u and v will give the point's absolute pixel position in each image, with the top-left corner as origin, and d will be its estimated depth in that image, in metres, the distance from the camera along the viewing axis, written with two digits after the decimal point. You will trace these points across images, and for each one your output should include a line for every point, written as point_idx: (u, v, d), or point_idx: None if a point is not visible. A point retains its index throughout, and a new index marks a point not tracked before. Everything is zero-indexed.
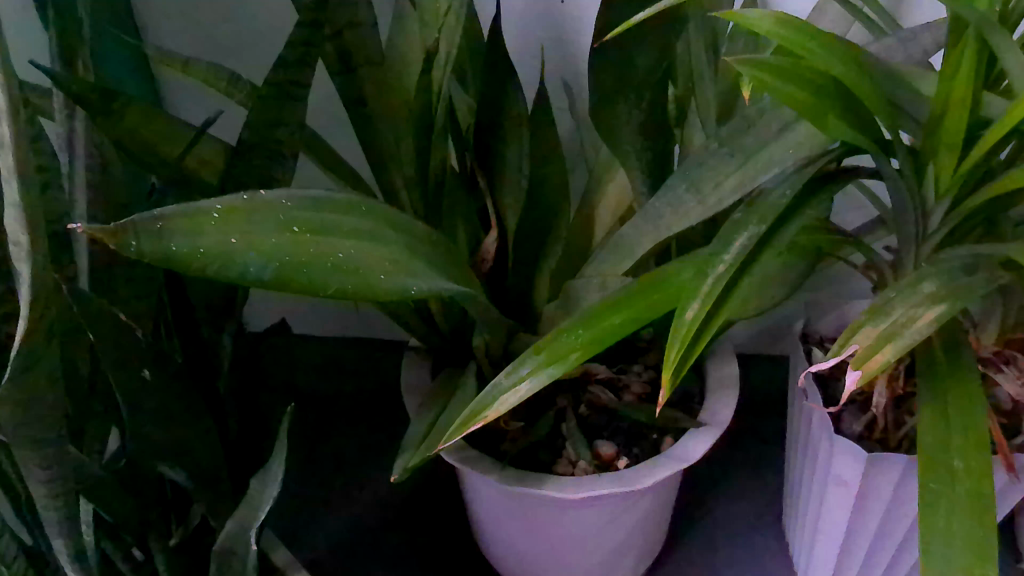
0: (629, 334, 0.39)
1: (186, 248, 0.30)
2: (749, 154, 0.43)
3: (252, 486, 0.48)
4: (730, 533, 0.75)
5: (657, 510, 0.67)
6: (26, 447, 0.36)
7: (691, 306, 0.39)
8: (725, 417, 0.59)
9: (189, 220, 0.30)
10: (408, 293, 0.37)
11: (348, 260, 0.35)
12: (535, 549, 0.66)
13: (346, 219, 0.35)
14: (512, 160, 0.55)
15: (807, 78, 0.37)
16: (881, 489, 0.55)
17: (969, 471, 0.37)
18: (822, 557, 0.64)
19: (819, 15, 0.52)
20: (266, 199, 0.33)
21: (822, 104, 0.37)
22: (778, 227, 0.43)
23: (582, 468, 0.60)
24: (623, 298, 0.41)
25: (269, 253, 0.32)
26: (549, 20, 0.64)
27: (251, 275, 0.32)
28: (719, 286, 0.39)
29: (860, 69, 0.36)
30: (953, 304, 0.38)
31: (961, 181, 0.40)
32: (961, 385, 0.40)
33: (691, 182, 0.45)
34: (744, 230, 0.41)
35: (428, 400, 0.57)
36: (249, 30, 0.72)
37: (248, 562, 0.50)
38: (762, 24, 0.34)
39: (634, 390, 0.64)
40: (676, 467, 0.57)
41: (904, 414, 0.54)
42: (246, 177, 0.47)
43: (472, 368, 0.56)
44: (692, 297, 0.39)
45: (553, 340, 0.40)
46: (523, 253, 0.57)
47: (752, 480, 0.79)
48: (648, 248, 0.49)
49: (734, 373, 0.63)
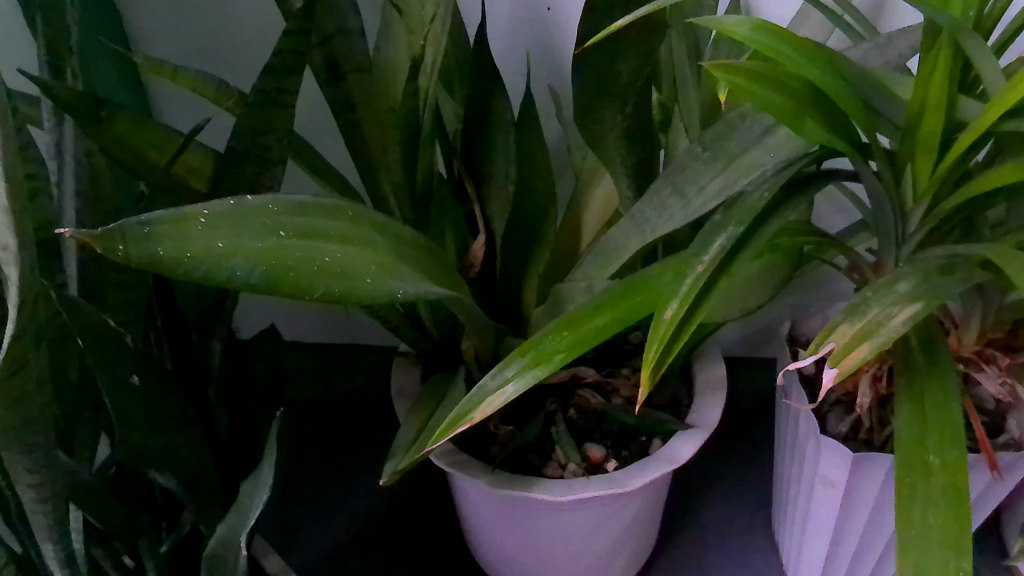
0: (613, 336, 0.39)
1: (172, 253, 0.30)
2: (732, 157, 0.44)
3: (241, 492, 0.49)
4: (720, 535, 0.75)
5: (646, 513, 0.67)
6: (15, 451, 0.36)
7: (670, 306, 0.39)
8: (714, 418, 0.60)
9: (175, 225, 0.30)
10: (396, 297, 0.37)
11: (336, 264, 0.35)
12: (525, 553, 0.66)
13: (332, 224, 0.35)
14: (499, 165, 0.56)
15: (783, 82, 0.38)
16: (866, 488, 0.55)
17: (946, 467, 0.37)
18: (811, 555, 0.65)
19: (801, 22, 0.53)
20: (252, 203, 0.33)
21: (799, 106, 0.38)
22: (757, 227, 0.43)
23: (571, 472, 0.61)
24: (607, 300, 0.41)
25: (255, 257, 0.32)
26: (535, 27, 0.65)
27: (238, 280, 0.32)
28: (698, 286, 0.39)
29: (835, 74, 0.36)
30: (929, 302, 0.39)
31: (938, 184, 0.41)
32: (937, 381, 0.41)
33: (675, 186, 0.46)
34: (725, 231, 0.42)
35: (416, 404, 0.58)
36: (236, 39, 0.73)
37: (237, 567, 0.50)
38: (740, 29, 0.35)
39: (623, 393, 0.65)
40: (664, 468, 0.57)
41: (888, 414, 0.55)
42: (235, 185, 0.48)
43: (460, 372, 0.57)
44: (672, 297, 0.40)
45: (538, 342, 0.41)
46: (511, 257, 0.58)
47: (742, 481, 0.79)
48: (635, 251, 0.49)
49: (721, 375, 0.64)
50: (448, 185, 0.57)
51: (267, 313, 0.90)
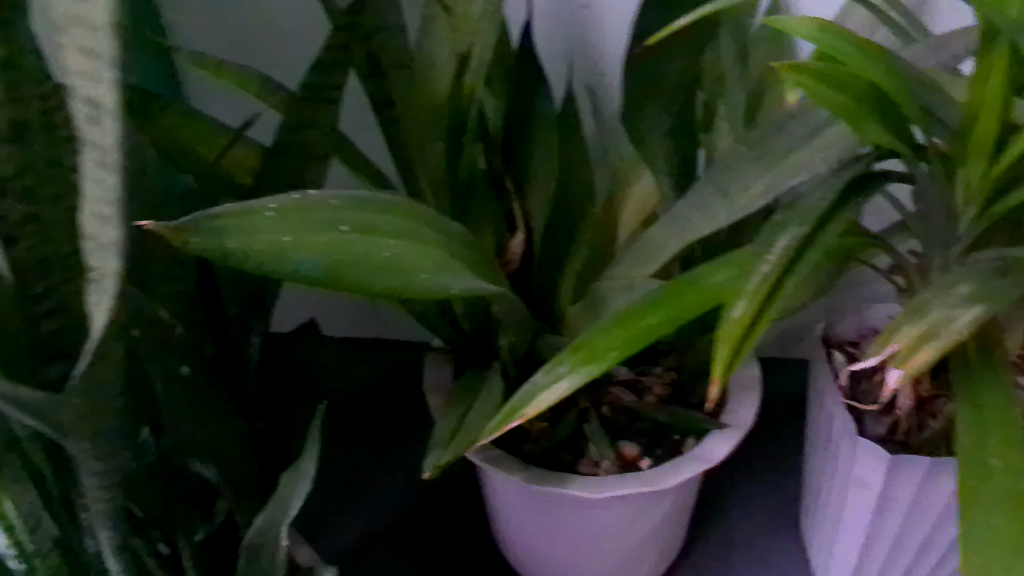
0: (665, 335, 0.39)
1: (240, 246, 0.30)
2: (778, 156, 0.44)
3: (282, 483, 0.50)
4: (748, 535, 0.75)
5: (676, 512, 0.67)
6: (82, 438, 0.37)
7: (737, 306, 0.39)
8: (749, 418, 0.60)
9: (243, 219, 0.31)
10: (448, 293, 0.38)
11: (392, 260, 0.35)
12: (555, 550, 0.67)
13: (391, 219, 0.35)
14: (539, 164, 0.57)
15: (843, 82, 0.38)
16: (903, 490, 0.55)
17: (1007, 470, 0.37)
18: (842, 557, 0.65)
19: (847, 20, 0.53)
20: (315, 198, 0.33)
21: (857, 106, 0.38)
22: (823, 225, 0.42)
23: (605, 469, 0.61)
24: (658, 298, 0.41)
25: (318, 252, 0.32)
26: (575, 25, 0.65)
27: (300, 273, 0.32)
28: (767, 286, 0.39)
29: (898, 78, 0.36)
30: (989, 306, 0.38)
31: (992, 186, 0.41)
32: (999, 391, 0.41)
33: (718, 187, 0.46)
34: (786, 231, 0.42)
35: (452, 399, 0.58)
36: (285, 33, 0.73)
37: (277, 558, 0.51)
38: (799, 30, 0.35)
39: (655, 392, 0.66)
40: (699, 467, 0.58)
41: (927, 416, 0.55)
42: (280, 179, 0.48)
43: (497, 368, 0.57)
44: (739, 296, 0.40)
45: (589, 339, 0.41)
46: (549, 255, 0.58)
47: (770, 481, 0.79)
48: (677, 251, 0.49)
49: (754, 376, 0.64)
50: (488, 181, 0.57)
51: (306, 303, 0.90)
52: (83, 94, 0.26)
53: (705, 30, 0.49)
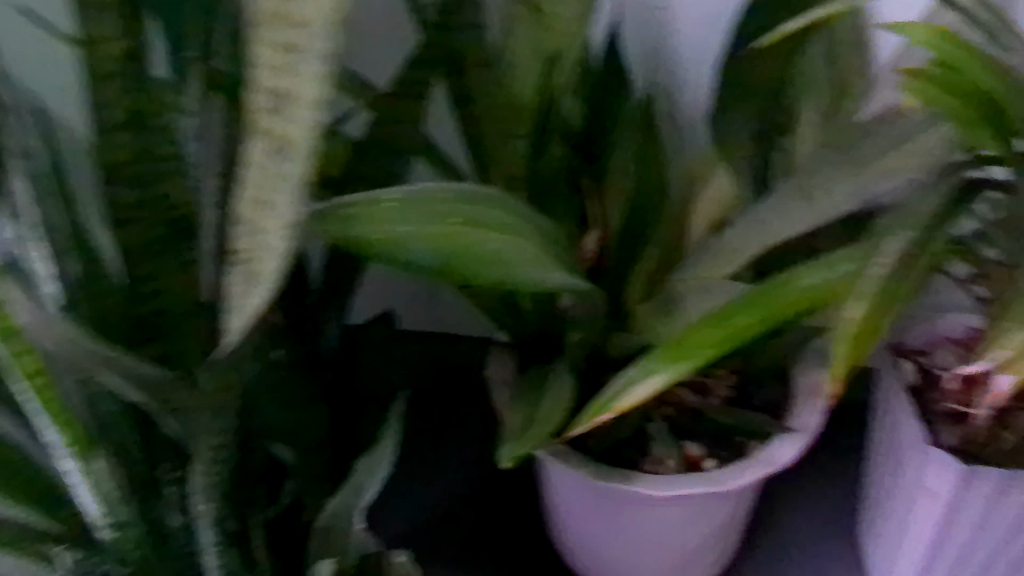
0: (758, 334, 0.41)
1: (363, 236, 0.34)
2: (866, 161, 0.46)
3: (359, 468, 0.51)
4: (805, 543, 0.75)
5: (736, 516, 0.67)
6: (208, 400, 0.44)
7: (849, 307, 0.40)
8: (814, 423, 0.60)
9: (365, 211, 0.34)
10: (546, 285, 0.39)
11: (493, 252, 0.37)
12: (613, 547, 0.67)
13: (496, 212, 0.37)
14: (618, 164, 0.58)
15: (960, 90, 0.42)
16: (975, 502, 0.55)
17: None
18: (906, 568, 0.64)
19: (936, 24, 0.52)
20: (427, 191, 0.35)
21: (969, 112, 0.42)
22: (941, 223, 0.41)
23: (668, 468, 0.62)
24: (752, 298, 0.42)
25: (429, 243, 0.35)
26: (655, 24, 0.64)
27: (415, 260, 0.36)
28: (879, 286, 0.39)
29: (1012, 86, 0.42)
30: None
31: None
32: None
33: (803, 188, 0.48)
34: (898, 233, 0.41)
35: (519, 393, 0.59)
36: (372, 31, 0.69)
37: (348, 545, 0.52)
38: (919, 36, 0.41)
39: (719, 394, 0.66)
40: (764, 470, 0.58)
41: (1002, 427, 0.55)
42: (367, 172, 0.49)
43: (566, 364, 0.58)
44: (856, 296, 0.40)
45: (682, 336, 0.43)
46: (623, 253, 0.58)
47: (829, 490, 0.79)
48: (758, 253, 0.51)
49: (823, 379, 0.62)
50: (567, 178, 0.58)
51: (380, 301, 0.85)
52: (271, 88, 0.31)
53: (802, 39, 0.51)
